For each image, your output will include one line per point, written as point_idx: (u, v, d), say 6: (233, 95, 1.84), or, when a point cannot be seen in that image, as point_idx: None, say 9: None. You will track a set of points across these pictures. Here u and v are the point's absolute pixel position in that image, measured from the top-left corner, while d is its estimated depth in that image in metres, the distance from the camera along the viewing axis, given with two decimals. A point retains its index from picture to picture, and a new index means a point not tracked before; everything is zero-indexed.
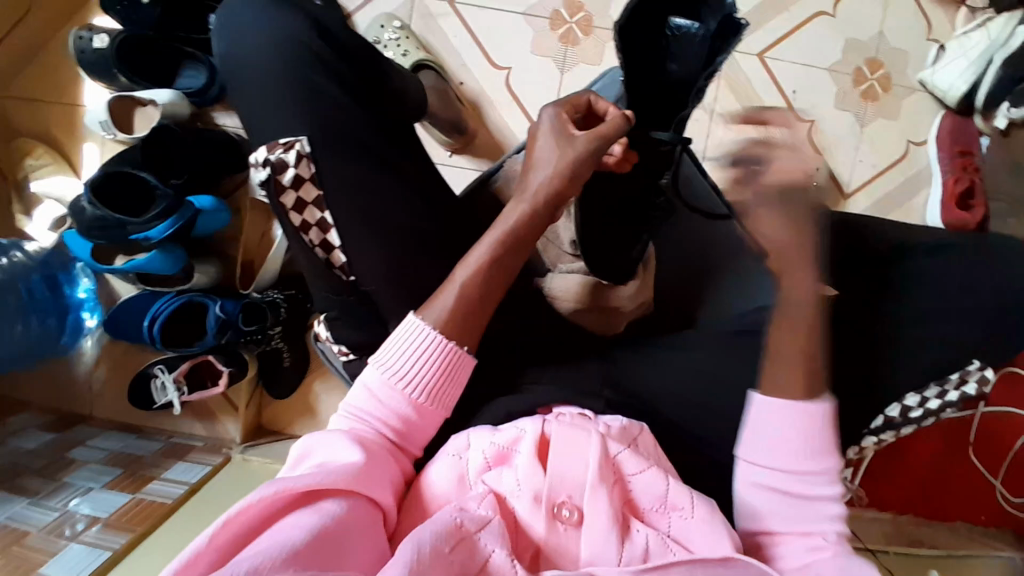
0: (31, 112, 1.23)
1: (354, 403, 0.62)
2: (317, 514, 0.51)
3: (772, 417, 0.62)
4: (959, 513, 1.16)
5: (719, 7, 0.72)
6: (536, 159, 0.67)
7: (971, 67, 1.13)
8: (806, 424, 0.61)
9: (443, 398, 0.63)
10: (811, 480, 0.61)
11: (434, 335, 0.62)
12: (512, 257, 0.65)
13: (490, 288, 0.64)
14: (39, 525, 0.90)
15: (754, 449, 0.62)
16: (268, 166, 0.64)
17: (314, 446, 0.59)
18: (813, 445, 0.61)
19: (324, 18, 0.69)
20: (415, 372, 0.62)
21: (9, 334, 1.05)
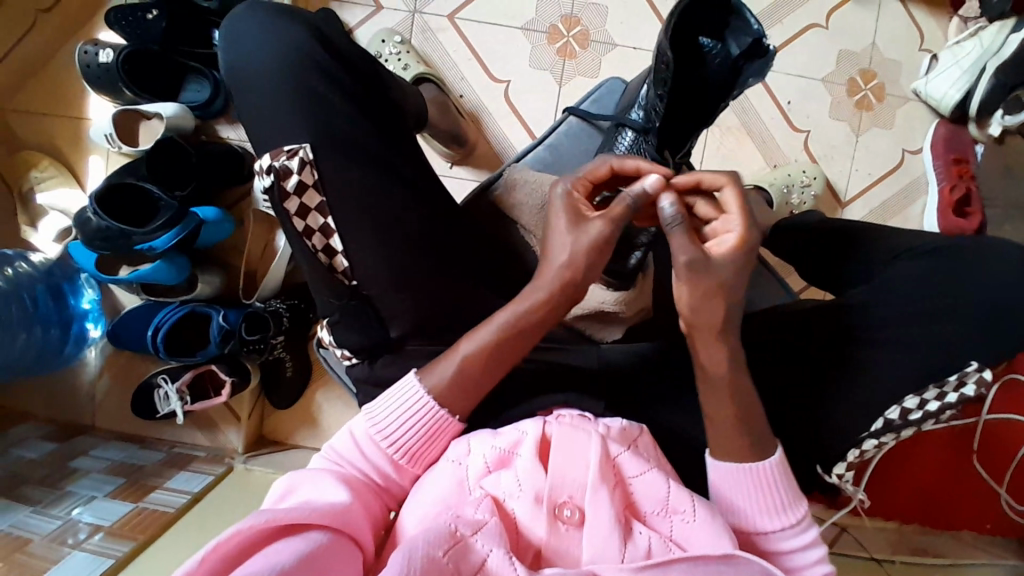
0: (39, 127, 1.25)
1: (339, 448, 0.65)
2: (304, 542, 0.52)
3: (728, 481, 0.63)
4: (965, 522, 1.16)
5: (743, 27, 0.71)
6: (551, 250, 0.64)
7: (964, 76, 1.15)
8: (763, 480, 0.62)
9: (425, 459, 0.65)
10: (784, 533, 0.62)
11: (426, 400, 0.64)
12: (513, 347, 0.64)
13: (491, 365, 0.64)
14: (42, 532, 0.90)
15: (725, 511, 0.64)
16: (272, 173, 0.65)
17: (299, 481, 0.60)
18: (777, 500, 0.62)
19: (326, 27, 0.71)
20: (400, 433, 0.64)
21: (12, 343, 1.06)
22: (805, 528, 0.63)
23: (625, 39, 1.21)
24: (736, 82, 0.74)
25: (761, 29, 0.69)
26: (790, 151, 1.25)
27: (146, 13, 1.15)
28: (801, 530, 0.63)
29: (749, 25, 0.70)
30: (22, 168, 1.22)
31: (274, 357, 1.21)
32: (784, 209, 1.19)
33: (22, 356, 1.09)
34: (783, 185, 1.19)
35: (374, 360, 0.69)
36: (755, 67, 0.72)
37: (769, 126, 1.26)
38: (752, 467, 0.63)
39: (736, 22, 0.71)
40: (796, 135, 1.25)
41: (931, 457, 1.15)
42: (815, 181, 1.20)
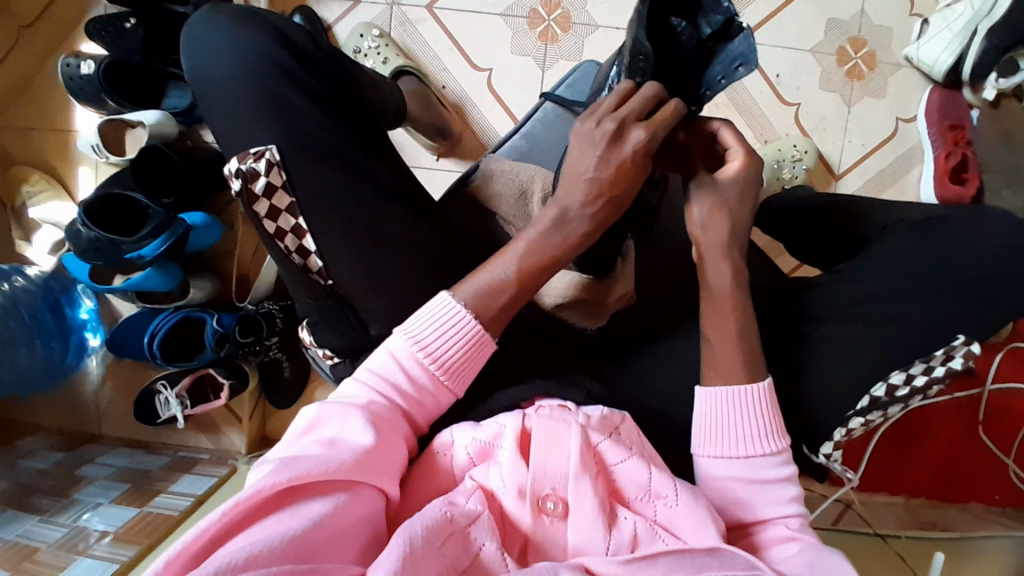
0: (27, 140, 1.26)
1: (375, 369, 0.62)
2: (323, 504, 0.51)
3: (720, 406, 0.63)
4: (973, 494, 1.13)
5: (715, 6, 0.66)
6: (562, 206, 0.65)
7: (956, 40, 1.12)
8: (748, 405, 0.63)
9: (463, 377, 0.64)
10: (763, 463, 0.63)
11: (469, 318, 0.63)
12: (537, 275, 0.66)
13: (528, 283, 0.65)
14: (50, 540, 0.92)
15: (706, 442, 0.64)
16: (240, 176, 0.65)
17: (325, 417, 0.58)
18: (760, 428, 0.63)
19: (286, 25, 0.70)
20: (442, 352, 0.62)
21: (12, 357, 1.08)
22: (783, 462, 0.63)
23: (606, 20, 1.19)
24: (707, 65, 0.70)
25: (733, 7, 0.65)
26: (781, 125, 1.23)
27: (124, 22, 1.15)
28: (780, 463, 0.63)
29: (721, 3, 0.65)
30: (14, 183, 1.24)
31: (271, 358, 1.22)
32: (775, 184, 1.17)
33: (29, 371, 1.12)
34: (773, 160, 1.18)
35: (356, 358, 0.70)
36: (729, 50, 0.68)
37: (759, 101, 1.23)
38: (743, 390, 0.63)
39: (707, 1, 0.66)
40: (786, 108, 1.23)
41: (941, 431, 1.14)
42: (806, 155, 1.18)
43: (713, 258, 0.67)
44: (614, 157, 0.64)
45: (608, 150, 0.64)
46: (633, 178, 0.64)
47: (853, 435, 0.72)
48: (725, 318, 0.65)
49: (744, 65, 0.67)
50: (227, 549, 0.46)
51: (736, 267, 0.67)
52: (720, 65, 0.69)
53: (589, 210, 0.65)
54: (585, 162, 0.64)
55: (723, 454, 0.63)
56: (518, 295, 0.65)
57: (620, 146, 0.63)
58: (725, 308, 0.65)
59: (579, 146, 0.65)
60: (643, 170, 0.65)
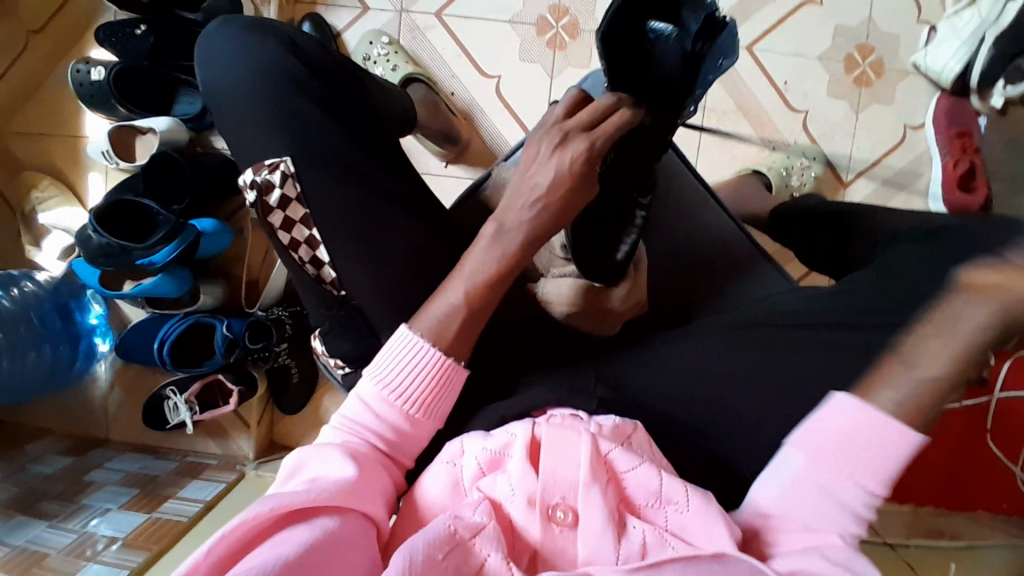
0: (37, 147, 1.27)
1: (348, 416, 0.63)
2: (312, 529, 0.51)
3: (858, 419, 0.58)
4: (981, 503, 1.12)
5: (697, 6, 0.69)
6: (508, 213, 0.66)
7: (964, 47, 1.12)
8: (879, 429, 0.57)
9: (435, 410, 0.64)
10: (850, 489, 0.57)
11: (429, 350, 0.63)
12: (493, 295, 0.65)
13: (487, 297, 0.65)
14: (59, 545, 0.92)
15: (810, 444, 0.59)
16: (255, 188, 0.66)
17: (308, 459, 0.59)
18: (873, 458, 0.57)
19: (299, 38, 0.71)
20: (410, 387, 0.63)
21: (24, 364, 1.08)
22: (869, 502, 0.58)
23: None
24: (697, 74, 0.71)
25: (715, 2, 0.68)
26: (789, 131, 1.23)
27: (135, 28, 1.15)
28: (866, 501, 0.58)
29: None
30: (25, 188, 1.25)
31: (279, 364, 1.22)
32: (784, 192, 1.17)
33: (36, 373, 1.12)
34: (782, 167, 1.18)
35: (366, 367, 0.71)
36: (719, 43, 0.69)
37: (766, 108, 1.24)
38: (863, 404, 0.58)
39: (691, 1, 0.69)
40: (794, 115, 1.23)
41: (948, 438, 1.14)
42: (814, 163, 1.19)
43: None
44: (559, 161, 0.64)
45: (553, 155, 0.65)
46: (580, 184, 0.65)
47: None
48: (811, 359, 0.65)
49: (724, 57, 0.69)
50: None
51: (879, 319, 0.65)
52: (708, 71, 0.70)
53: (534, 217, 0.65)
54: (533, 167, 0.66)
55: (808, 458, 0.59)
56: (474, 318, 0.65)
57: (564, 151, 0.65)
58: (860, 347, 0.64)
59: (529, 152, 0.66)
60: (589, 178, 0.65)
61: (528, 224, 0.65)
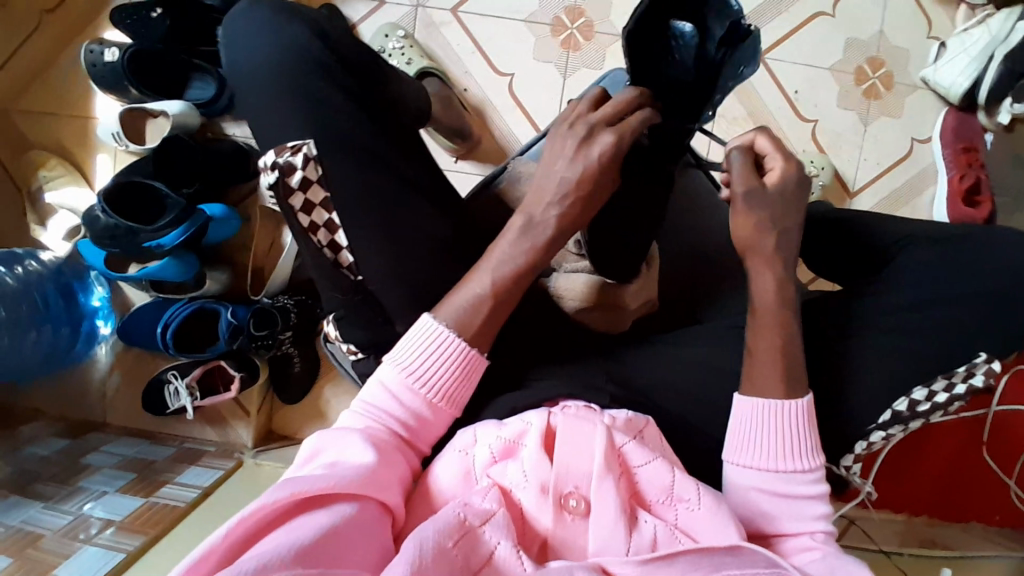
0: (47, 127, 1.26)
1: (369, 400, 0.63)
2: (328, 515, 0.51)
3: (759, 417, 0.64)
4: (974, 513, 1.14)
5: (721, 11, 0.70)
6: (535, 201, 0.67)
7: (973, 63, 1.14)
8: (786, 419, 0.63)
9: (455, 398, 0.64)
10: (795, 476, 0.63)
11: (453, 339, 0.63)
12: (518, 287, 0.66)
13: (511, 293, 0.65)
14: (54, 527, 0.92)
15: (739, 452, 0.64)
16: (276, 169, 0.66)
17: (326, 443, 0.59)
18: (792, 442, 0.63)
19: (326, 26, 0.71)
20: (431, 374, 0.63)
21: (25, 342, 1.08)
22: (816, 479, 0.63)
23: None
24: (716, 77, 0.72)
25: (741, 9, 0.68)
26: (798, 141, 1.24)
27: (151, 11, 1.16)
28: (813, 480, 0.63)
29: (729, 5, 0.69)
30: (31, 168, 1.24)
31: (282, 352, 1.22)
32: None
33: (37, 353, 1.11)
34: None
35: (379, 355, 0.71)
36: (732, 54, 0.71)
37: (776, 116, 1.25)
38: (778, 406, 0.64)
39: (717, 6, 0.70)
40: (804, 124, 1.24)
41: (944, 448, 1.14)
42: (822, 171, 1.20)
43: None
44: (584, 156, 0.66)
45: (578, 151, 0.67)
46: (602, 178, 0.67)
47: (874, 449, 0.73)
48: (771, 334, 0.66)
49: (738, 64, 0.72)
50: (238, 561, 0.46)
51: (778, 279, 0.68)
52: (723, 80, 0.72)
53: (558, 210, 0.67)
54: (557, 161, 0.67)
55: (752, 465, 0.63)
56: (498, 311, 0.65)
57: (590, 146, 0.67)
58: (772, 319, 0.66)
59: (553, 147, 0.68)
60: (611, 172, 0.67)
61: (545, 216, 0.67)
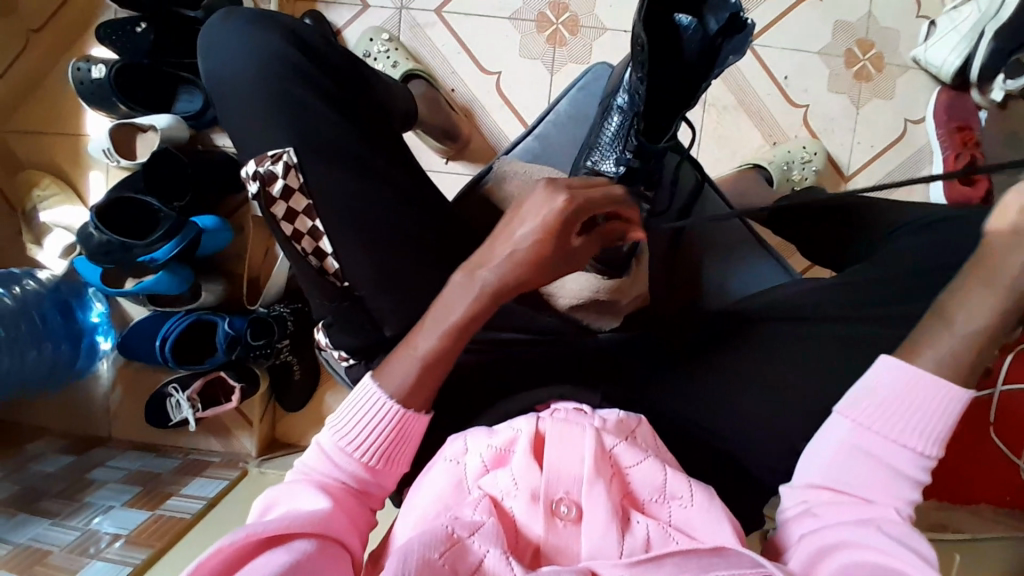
0: (39, 146, 1.27)
1: (308, 465, 0.62)
2: (288, 553, 0.51)
3: (905, 383, 0.56)
4: (983, 495, 1.13)
5: (721, 3, 0.69)
6: (475, 266, 0.62)
7: (964, 41, 1.12)
8: (931, 388, 0.55)
9: (399, 457, 0.63)
10: (905, 453, 0.55)
11: (388, 406, 0.61)
12: (448, 358, 0.62)
13: (444, 360, 0.62)
14: (62, 543, 0.92)
15: (864, 411, 0.57)
16: (257, 179, 0.66)
17: (277, 498, 0.59)
18: (925, 418, 0.55)
19: (305, 32, 0.71)
20: (370, 437, 0.61)
21: (23, 361, 1.08)
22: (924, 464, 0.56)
23: (615, 22, 1.20)
24: (716, 61, 0.71)
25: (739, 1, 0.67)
26: (790, 127, 1.23)
27: (136, 26, 1.16)
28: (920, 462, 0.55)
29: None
30: (25, 187, 1.24)
31: (281, 360, 1.22)
32: (785, 185, 1.17)
33: (37, 371, 1.12)
34: (783, 162, 1.18)
35: (371, 359, 0.70)
36: (734, 42, 0.69)
37: (767, 103, 1.24)
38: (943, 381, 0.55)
39: None
40: (794, 110, 1.23)
41: (951, 428, 1.13)
42: (815, 157, 1.18)
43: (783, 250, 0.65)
44: (545, 226, 0.60)
45: (547, 220, 0.60)
46: (559, 253, 0.61)
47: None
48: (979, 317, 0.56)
49: (733, 54, 0.69)
50: None
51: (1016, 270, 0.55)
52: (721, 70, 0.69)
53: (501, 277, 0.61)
54: (522, 207, 0.62)
55: (870, 424, 0.56)
56: (433, 375, 0.62)
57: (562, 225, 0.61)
58: None
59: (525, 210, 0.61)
60: (567, 253, 0.62)
61: (482, 279, 0.61)
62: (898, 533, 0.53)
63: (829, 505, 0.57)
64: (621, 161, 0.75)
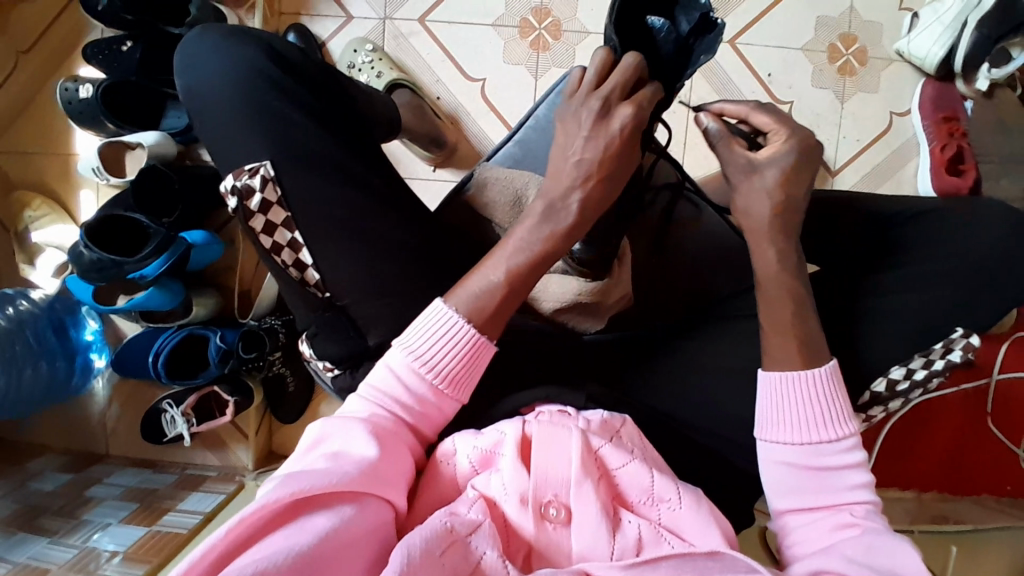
0: (29, 167, 1.28)
1: (376, 385, 0.62)
2: (332, 517, 0.50)
3: (784, 388, 0.62)
4: (985, 486, 1.12)
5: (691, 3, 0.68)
6: (553, 180, 0.65)
7: (946, 32, 1.12)
8: (816, 386, 0.62)
9: (462, 385, 0.63)
10: (825, 448, 0.61)
11: (463, 326, 0.62)
12: (529, 280, 0.64)
13: (526, 281, 0.64)
14: (59, 561, 0.92)
15: (769, 428, 0.63)
16: (235, 193, 0.67)
17: (329, 432, 0.58)
18: (827, 412, 0.61)
19: (279, 45, 0.71)
20: (439, 359, 0.62)
21: (20, 379, 1.09)
22: (850, 448, 0.61)
23: (597, 25, 1.21)
24: (688, 61, 0.70)
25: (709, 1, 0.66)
26: None
27: (122, 44, 1.18)
28: (847, 449, 0.61)
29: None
30: (16, 208, 1.25)
31: (274, 373, 1.23)
32: None
33: (33, 391, 1.12)
34: None
35: (356, 368, 0.70)
36: (705, 43, 0.68)
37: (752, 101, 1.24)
38: (802, 374, 0.62)
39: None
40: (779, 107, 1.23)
41: (948, 420, 1.12)
42: None
43: (762, 241, 0.65)
44: (604, 133, 0.64)
45: (597, 127, 0.64)
46: (622, 157, 0.65)
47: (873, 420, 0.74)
48: (781, 308, 0.64)
49: (706, 53, 0.68)
50: (235, 564, 0.45)
51: (785, 255, 0.65)
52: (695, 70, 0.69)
53: (580, 192, 0.64)
54: (572, 125, 0.66)
55: (785, 440, 0.62)
56: (512, 296, 0.64)
57: (609, 120, 0.64)
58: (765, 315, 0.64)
59: (568, 128, 0.66)
60: (629, 153, 0.65)
61: (570, 201, 0.64)
62: (859, 555, 0.54)
63: (802, 526, 0.60)
64: None
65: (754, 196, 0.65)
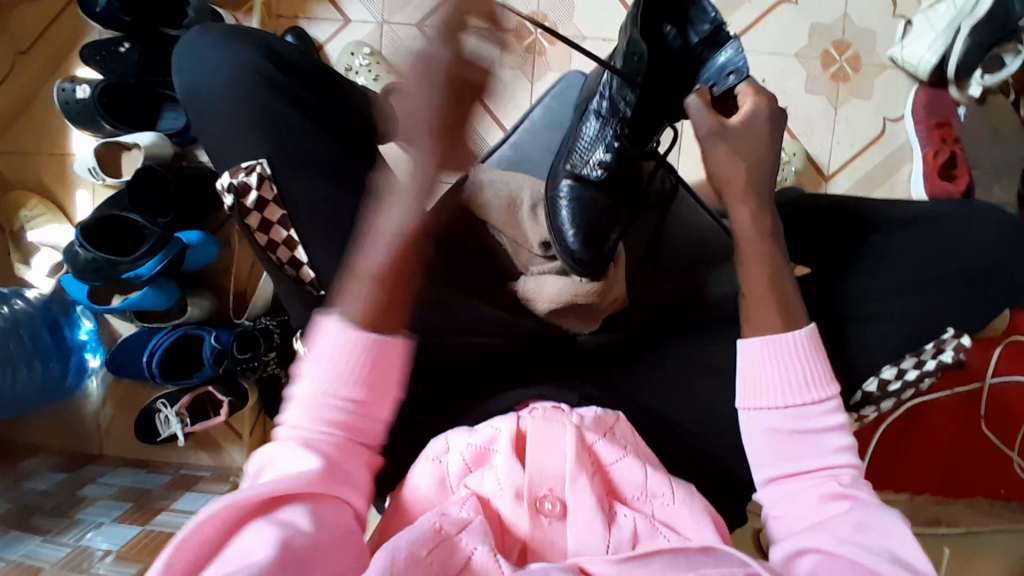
0: (26, 167, 1.28)
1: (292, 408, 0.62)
2: (270, 523, 0.53)
3: (764, 357, 0.63)
4: (979, 488, 1.12)
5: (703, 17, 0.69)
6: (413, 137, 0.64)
7: (939, 39, 1.14)
8: (797, 351, 0.63)
9: (372, 380, 0.62)
10: (808, 414, 0.62)
11: (348, 328, 0.62)
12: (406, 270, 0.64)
13: (401, 268, 0.64)
14: (51, 560, 0.92)
15: (754, 398, 0.63)
16: (233, 191, 0.67)
17: (266, 460, 0.60)
18: (808, 378, 0.63)
19: (277, 44, 0.72)
20: (343, 363, 0.62)
21: (13, 378, 1.08)
22: (833, 409, 0.62)
23: (594, 30, 1.22)
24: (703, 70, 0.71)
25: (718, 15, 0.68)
26: None
27: (118, 46, 1.18)
28: (829, 411, 0.62)
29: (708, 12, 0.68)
30: (12, 208, 1.25)
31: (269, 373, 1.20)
32: None
33: (26, 392, 1.12)
34: None
35: None
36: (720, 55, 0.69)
37: None
38: (785, 337, 0.63)
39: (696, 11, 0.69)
40: None
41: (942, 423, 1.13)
42: (795, 157, 1.21)
43: (738, 197, 0.67)
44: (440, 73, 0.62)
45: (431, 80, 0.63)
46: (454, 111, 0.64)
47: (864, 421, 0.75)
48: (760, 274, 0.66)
49: (734, 71, 0.68)
50: None
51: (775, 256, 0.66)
52: (709, 73, 0.70)
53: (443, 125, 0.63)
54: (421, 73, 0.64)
55: (768, 406, 0.63)
56: (402, 274, 0.63)
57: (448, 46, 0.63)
58: (758, 315, 0.65)
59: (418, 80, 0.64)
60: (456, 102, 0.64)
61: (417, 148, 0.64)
62: (849, 533, 0.55)
63: (782, 500, 0.61)
64: (602, 164, 0.78)
65: (728, 161, 0.67)
